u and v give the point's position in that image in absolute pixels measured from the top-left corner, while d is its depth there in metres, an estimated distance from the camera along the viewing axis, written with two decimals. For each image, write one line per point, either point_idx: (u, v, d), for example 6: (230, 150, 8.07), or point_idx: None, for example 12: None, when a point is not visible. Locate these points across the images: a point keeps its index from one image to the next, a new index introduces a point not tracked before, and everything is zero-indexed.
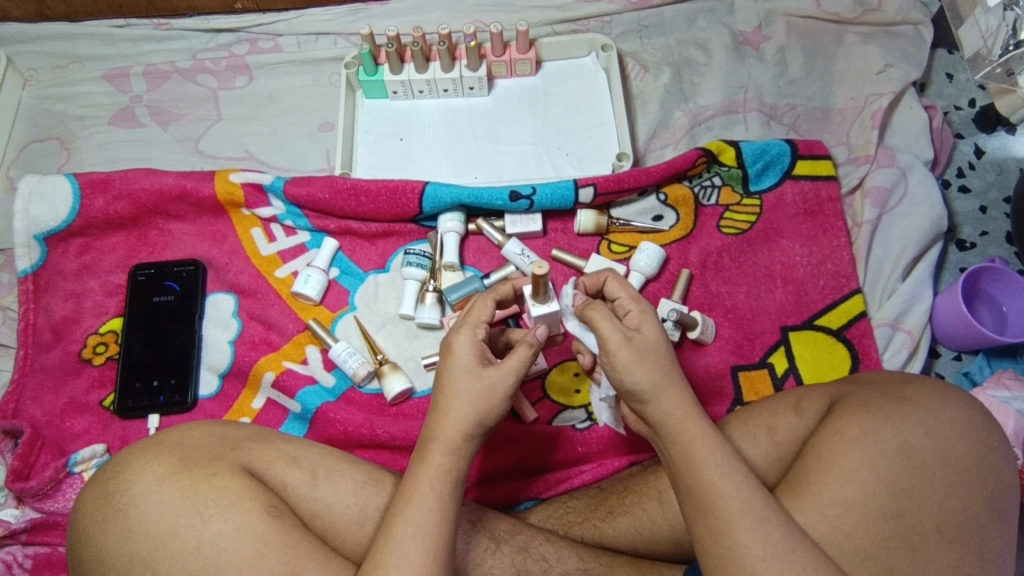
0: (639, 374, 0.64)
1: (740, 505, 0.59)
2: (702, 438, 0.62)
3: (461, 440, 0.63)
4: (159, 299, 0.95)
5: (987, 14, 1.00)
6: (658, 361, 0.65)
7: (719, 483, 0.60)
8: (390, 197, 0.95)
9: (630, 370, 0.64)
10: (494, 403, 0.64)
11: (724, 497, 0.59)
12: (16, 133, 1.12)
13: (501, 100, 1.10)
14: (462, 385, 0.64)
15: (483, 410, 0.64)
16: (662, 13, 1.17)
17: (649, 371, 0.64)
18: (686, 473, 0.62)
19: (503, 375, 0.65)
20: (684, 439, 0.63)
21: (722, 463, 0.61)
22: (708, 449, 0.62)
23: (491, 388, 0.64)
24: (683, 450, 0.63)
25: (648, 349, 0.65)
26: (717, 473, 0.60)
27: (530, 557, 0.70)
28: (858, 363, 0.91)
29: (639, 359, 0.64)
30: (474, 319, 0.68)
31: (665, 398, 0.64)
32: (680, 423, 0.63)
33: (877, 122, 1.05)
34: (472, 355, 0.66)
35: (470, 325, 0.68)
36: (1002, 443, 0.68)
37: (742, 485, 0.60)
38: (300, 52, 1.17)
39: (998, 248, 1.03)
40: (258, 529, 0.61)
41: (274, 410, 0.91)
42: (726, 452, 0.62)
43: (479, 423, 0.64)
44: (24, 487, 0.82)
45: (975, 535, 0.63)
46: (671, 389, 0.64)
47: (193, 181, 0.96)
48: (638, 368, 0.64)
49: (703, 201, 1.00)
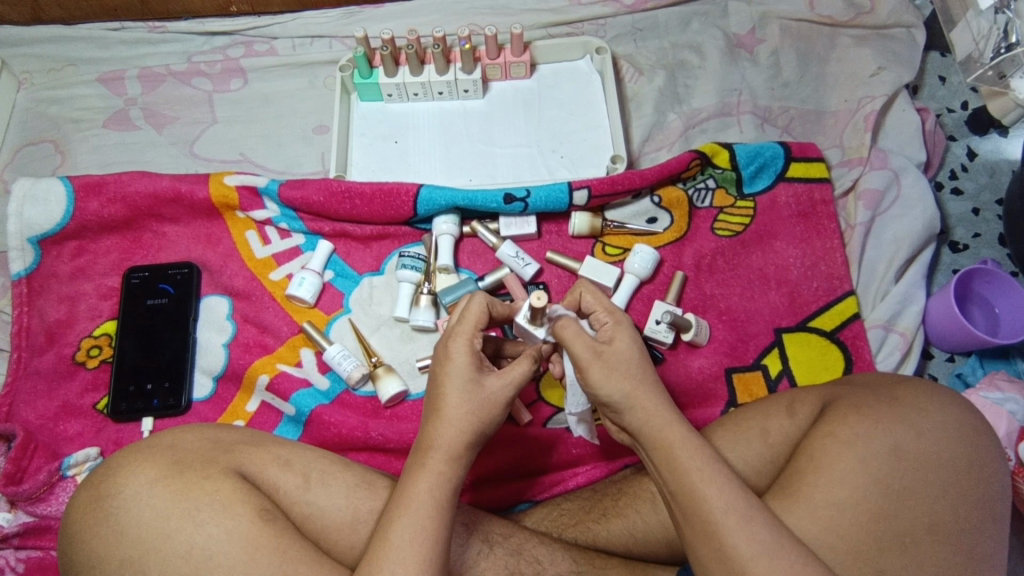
0: (611, 387, 0.64)
1: (725, 506, 0.59)
2: (683, 443, 0.62)
3: (463, 448, 0.63)
4: (153, 302, 0.94)
5: (979, 17, 1.00)
6: (630, 370, 0.65)
7: (702, 486, 0.60)
8: (384, 199, 0.95)
9: (603, 383, 0.64)
10: (494, 412, 0.65)
11: (707, 499, 0.59)
12: (11, 137, 1.12)
13: (496, 102, 1.11)
14: (460, 394, 0.64)
15: (484, 419, 0.65)
16: (657, 16, 1.17)
17: (620, 383, 0.64)
18: (670, 477, 0.62)
19: (504, 387, 0.66)
20: (663, 446, 0.63)
21: (703, 466, 0.61)
22: (692, 452, 0.62)
23: (492, 398, 0.65)
24: (664, 455, 0.63)
25: (621, 361, 0.65)
26: (699, 476, 0.60)
27: (523, 559, 0.70)
28: (851, 365, 0.91)
29: (610, 372, 0.65)
30: (469, 329, 0.67)
31: (639, 407, 0.64)
32: (657, 430, 0.63)
33: (870, 124, 1.05)
34: (470, 364, 0.66)
35: (463, 334, 0.67)
36: (994, 444, 0.68)
37: (725, 486, 0.60)
38: (294, 54, 1.17)
39: (991, 250, 1.04)
40: (250, 533, 0.61)
41: (269, 413, 0.91)
42: (706, 455, 0.62)
43: (479, 432, 0.64)
44: (17, 490, 0.81)
45: (967, 537, 0.64)
46: (644, 397, 0.64)
47: (188, 184, 0.96)
48: (611, 380, 0.64)
49: (697, 203, 1.00)
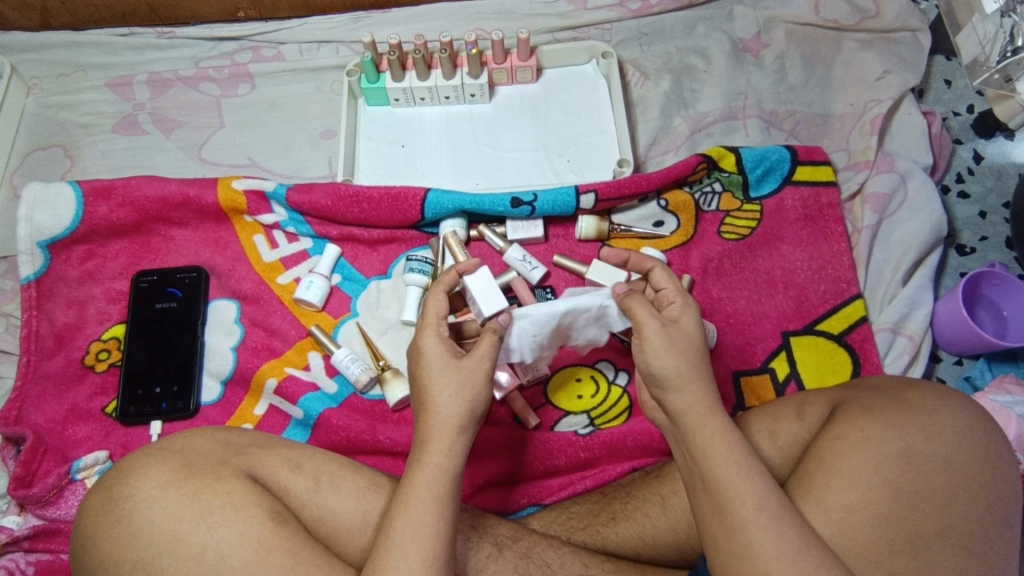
0: (667, 360, 0.64)
1: (757, 504, 0.59)
2: (722, 434, 0.62)
3: (453, 435, 0.64)
4: (161, 306, 0.95)
5: (984, 21, 1.01)
6: (688, 350, 0.65)
7: (738, 480, 0.60)
8: (392, 203, 0.96)
9: (658, 355, 0.64)
10: (477, 391, 0.65)
11: (740, 494, 0.59)
12: (20, 140, 1.13)
13: (502, 107, 1.11)
14: (443, 379, 0.65)
15: (470, 399, 0.65)
16: (662, 20, 1.17)
17: (676, 359, 0.64)
18: (704, 469, 0.61)
19: (479, 363, 0.66)
20: (703, 434, 0.62)
21: (741, 460, 0.61)
22: (729, 444, 0.62)
23: (473, 376, 0.65)
24: (702, 446, 0.62)
25: (683, 340, 0.65)
26: (736, 470, 0.60)
27: (532, 563, 0.70)
28: (859, 368, 0.91)
29: (668, 346, 0.65)
30: (433, 319, 0.69)
31: (689, 389, 0.64)
32: (699, 417, 0.63)
33: (876, 127, 1.05)
34: (443, 352, 0.67)
35: (429, 325, 0.69)
36: (1004, 447, 0.68)
37: (759, 483, 0.60)
38: (302, 60, 1.17)
39: (998, 253, 1.04)
40: (261, 535, 0.61)
41: (277, 416, 0.91)
42: (743, 450, 0.62)
43: (468, 413, 0.65)
44: (27, 494, 0.82)
45: (978, 541, 0.63)
46: (694, 381, 0.64)
47: (197, 188, 0.96)
48: (666, 356, 0.64)
49: (704, 207, 1.00)
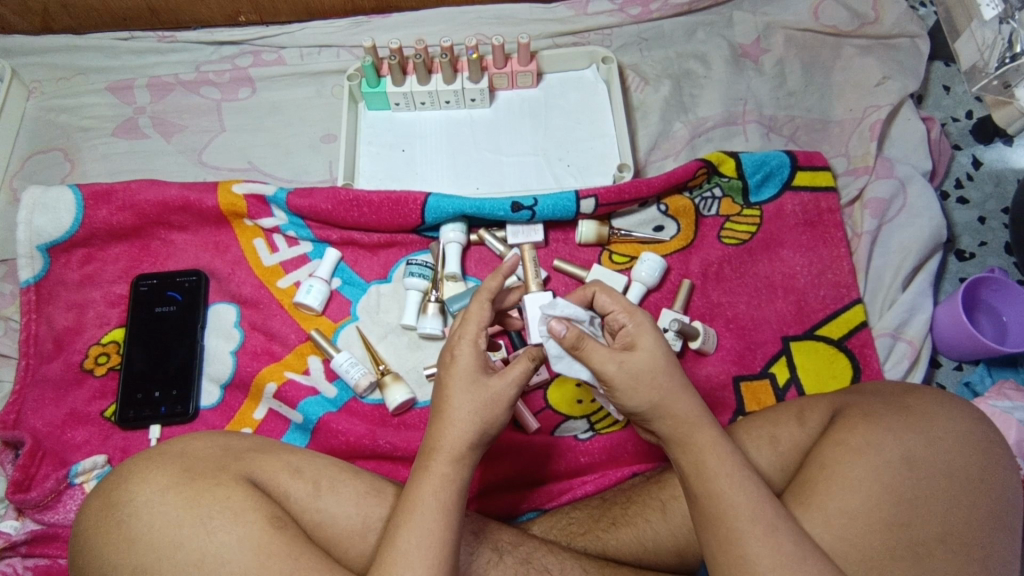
0: (638, 398, 0.64)
1: (752, 515, 0.59)
2: (713, 448, 0.62)
3: (466, 448, 0.64)
4: (161, 310, 0.95)
5: (983, 27, 1.02)
6: (657, 380, 0.63)
7: (731, 492, 0.60)
8: (392, 208, 0.96)
9: (630, 395, 0.64)
10: (497, 412, 0.65)
11: (735, 506, 0.60)
12: (20, 145, 1.13)
13: (502, 111, 1.11)
14: (465, 395, 0.65)
15: (488, 419, 0.64)
16: (662, 26, 1.18)
17: (648, 395, 0.63)
18: (698, 482, 0.62)
19: (507, 386, 0.65)
20: (695, 449, 0.63)
21: (733, 472, 0.61)
22: (722, 456, 0.62)
23: (496, 398, 0.65)
24: (695, 461, 0.63)
25: (646, 369, 0.63)
26: (728, 483, 0.61)
27: (532, 568, 0.69)
28: (859, 373, 0.91)
29: (634, 383, 0.63)
30: (473, 329, 0.67)
31: (670, 415, 0.64)
32: (688, 435, 0.63)
33: (876, 133, 1.06)
34: (475, 364, 0.66)
35: (467, 336, 0.67)
36: (1004, 452, 0.68)
37: (753, 494, 0.60)
38: (303, 64, 1.18)
39: (998, 258, 1.04)
40: (261, 540, 0.61)
41: (276, 420, 0.91)
42: (737, 462, 0.62)
43: (482, 432, 0.64)
44: (25, 498, 0.82)
45: (981, 546, 0.63)
46: (680, 404, 0.64)
47: (197, 192, 0.96)
48: (637, 393, 0.63)
49: (704, 211, 1.01)
